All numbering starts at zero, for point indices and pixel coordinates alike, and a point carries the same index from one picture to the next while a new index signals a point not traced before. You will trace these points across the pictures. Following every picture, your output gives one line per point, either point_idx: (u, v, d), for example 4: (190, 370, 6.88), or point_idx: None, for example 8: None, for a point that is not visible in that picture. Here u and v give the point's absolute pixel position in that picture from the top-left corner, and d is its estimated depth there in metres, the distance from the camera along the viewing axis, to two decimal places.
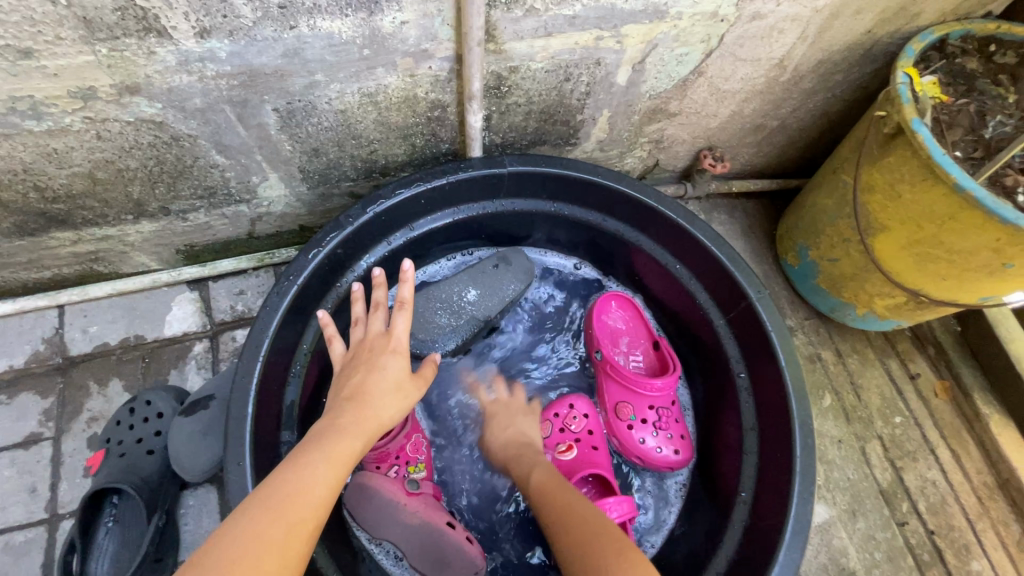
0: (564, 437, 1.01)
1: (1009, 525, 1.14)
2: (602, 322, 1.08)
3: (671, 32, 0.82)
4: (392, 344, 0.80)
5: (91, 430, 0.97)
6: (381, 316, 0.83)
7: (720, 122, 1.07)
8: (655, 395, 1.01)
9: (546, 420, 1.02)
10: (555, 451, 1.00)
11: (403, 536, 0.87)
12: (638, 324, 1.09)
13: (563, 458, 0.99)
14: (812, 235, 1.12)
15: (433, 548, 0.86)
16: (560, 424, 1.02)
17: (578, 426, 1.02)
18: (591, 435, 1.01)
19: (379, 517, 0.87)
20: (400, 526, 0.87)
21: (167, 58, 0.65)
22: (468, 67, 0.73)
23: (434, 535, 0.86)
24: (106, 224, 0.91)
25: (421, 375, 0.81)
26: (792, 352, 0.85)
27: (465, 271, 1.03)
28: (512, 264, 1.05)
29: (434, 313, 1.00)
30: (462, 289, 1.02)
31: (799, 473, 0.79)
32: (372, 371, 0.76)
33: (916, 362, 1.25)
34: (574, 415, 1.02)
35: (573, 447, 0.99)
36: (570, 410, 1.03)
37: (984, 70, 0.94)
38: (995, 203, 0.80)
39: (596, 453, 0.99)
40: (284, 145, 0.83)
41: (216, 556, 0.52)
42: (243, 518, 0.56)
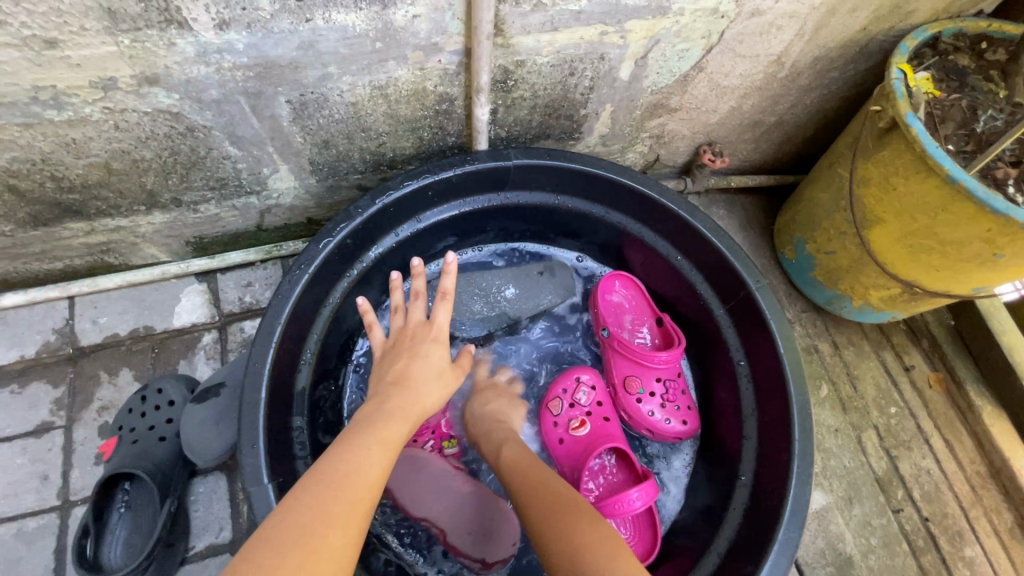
0: (576, 413, 1.03)
1: (1001, 513, 1.17)
2: (605, 300, 1.09)
3: (673, 28, 0.84)
4: (433, 333, 0.85)
5: (102, 419, 0.98)
6: (421, 305, 0.88)
7: (719, 117, 1.10)
8: (665, 369, 1.04)
9: (556, 398, 1.04)
10: (569, 427, 1.02)
11: (447, 509, 0.95)
12: (640, 300, 1.11)
13: (576, 434, 1.02)
14: (809, 228, 1.14)
15: (479, 516, 0.95)
16: (570, 399, 1.04)
17: (587, 400, 1.04)
18: (600, 407, 1.04)
19: (429, 485, 0.97)
20: (448, 496, 0.96)
21: (187, 49, 0.67)
22: (477, 60, 0.75)
23: (481, 502, 0.96)
24: (119, 215, 0.92)
25: (458, 366, 0.87)
26: (790, 340, 0.87)
27: (511, 269, 1.12)
28: (555, 275, 1.13)
29: (469, 302, 1.09)
30: (501, 285, 1.10)
31: (798, 455, 0.81)
32: (414, 358, 0.81)
33: (911, 354, 1.28)
34: (583, 388, 1.05)
35: (586, 423, 1.02)
36: (577, 384, 1.05)
37: (976, 67, 0.97)
38: (986, 194, 0.83)
39: (607, 423, 1.03)
40: (296, 137, 0.85)
41: (285, 530, 0.55)
42: (306, 495, 0.59)
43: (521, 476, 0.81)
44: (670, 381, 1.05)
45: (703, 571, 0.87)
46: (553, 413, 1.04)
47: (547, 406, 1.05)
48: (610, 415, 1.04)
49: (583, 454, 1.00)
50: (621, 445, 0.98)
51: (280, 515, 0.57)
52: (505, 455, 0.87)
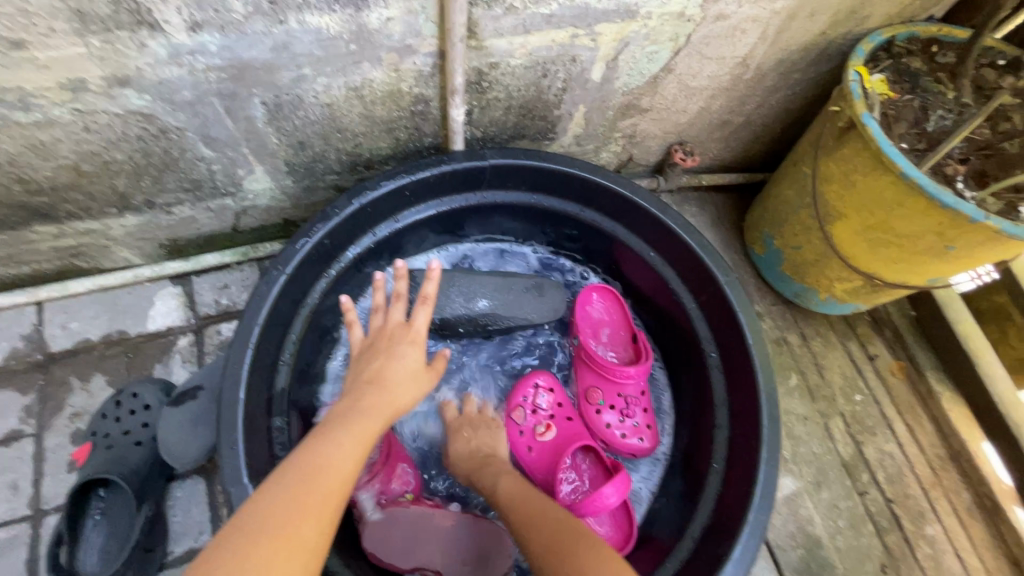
0: (539, 418, 1.05)
1: (960, 493, 1.23)
2: (583, 312, 1.11)
3: (642, 31, 0.87)
4: (411, 334, 0.85)
5: (74, 426, 0.97)
6: (401, 307, 0.88)
7: (689, 118, 1.13)
8: (632, 387, 1.06)
9: (518, 406, 1.06)
10: (534, 432, 1.04)
11: (438, 548, 0.92)
12: (620, 315, 1.12)
13: (546, 439, 1.04)
14: (777, 225, 1.19)
15: (473, 546, 0.93)
16: (531, 407, 1.06)
17: (547, 405, 1.06)
18: (562, 408, 1.07)
19: (413, 535, 0.92)
20: (436, 536, 0.93)
21: (158, 51, 0.67)
22: (451, 62, 0.77)
23: (471, 528, 0.94)
24: (89, 218, 0.91)
25: (434, 367, 0.86)
26: (758, 332, 0.91)
27: (496, 281, 1.08)
28: (544, 294, 1.10)
29: (449, 296, 1.05)
30: (484, 287, 1.07)
31: (766, 442, 0.84)
32: (390, 358, 0.81)
33: (875, 345, 1.34)
34: (541, 394, 1.07)
35: (551, 428, 1.04)
36: (535, 390, 1.07)
37: (927, 69, 1.02)
38: (936, 189, 0.87)
39: (571, 423, 1.06)
40: (271, 139, 0.85)
41: (260, 519, 0.57)
42: (280, 487, 0.60)
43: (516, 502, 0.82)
44: (640, 398, 1.06)
45: (678, 556, 0.90)
46: (517, 422, 1.05)
47: (510, 415, 1.06)
48: (574, 415, 1.07)
49: (552, 457, 1.03)
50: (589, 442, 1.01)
51: (255, 503, 0.59)
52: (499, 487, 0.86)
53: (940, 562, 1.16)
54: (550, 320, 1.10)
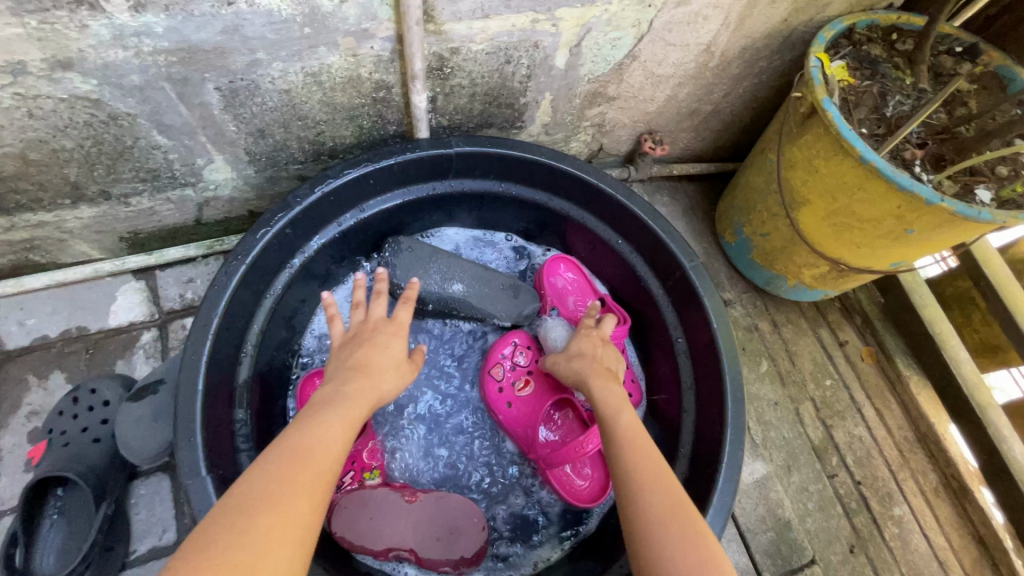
0: (517, 374, 1.06)
1: (927, 474, 1.26)
2: (551, 282, 1.13)
3: (604, 16, 0.87)
4: (394, 327, 0.84)
5: (32, 424, 0.94)
6: (382, 303, 0.86)
7: (657, 106, 1.14)
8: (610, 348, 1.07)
9: (496, 363, 1.06)
10: (513, 388, 1.05)
11: (408, 528, 0.92)
12: (585, 283, 1.14)
13: (522, 395, 1.06)
14: (745, 212, 1.20)
15: (444, 520, 0.94)
16: (510, 364, 1.07)
17: (524, 360, 1.07)
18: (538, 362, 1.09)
19: (382, 518, 0.92)
20: (406, 516, 0.93)
21: (101, 32, 0.65)
22: (409, 47, 0.76)
23: (438, 505, 0.95)
24: (42, 210, 0.88)
25: (413, 361, 0.85)
26: (723, 315, 0.91)
27: (476, 270, 1.07)
28: (519, 295, 1.09)
29: (426, 272, 1.04)
30: (463, 276, 1.06)
31: (730, 423, 0.85)
32: (373, 347, 0.80)
33: (845, 331, 1.36)
34: (519, 352, 1.08)
35: (530, 383, 1.06)
36: (512, 346, 1.08)
37: (886, 56, 1.04)
38: (893, 172, 0.89)
39: (547, 377, 1.08)
40: (229, 126, 0.83)
41: (251, 500, 0.56)
42: (270, 468, 0.60)
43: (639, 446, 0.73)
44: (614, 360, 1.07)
45: None
46: (495, 379, 1.05)
47: (488, 372, 1.06)
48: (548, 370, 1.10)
49: (532, 411, 1.04)
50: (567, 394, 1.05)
51: (245, 482, 0.59)
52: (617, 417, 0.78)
53: (907, 541, 1.18)
54: (512, 321, 1.09)
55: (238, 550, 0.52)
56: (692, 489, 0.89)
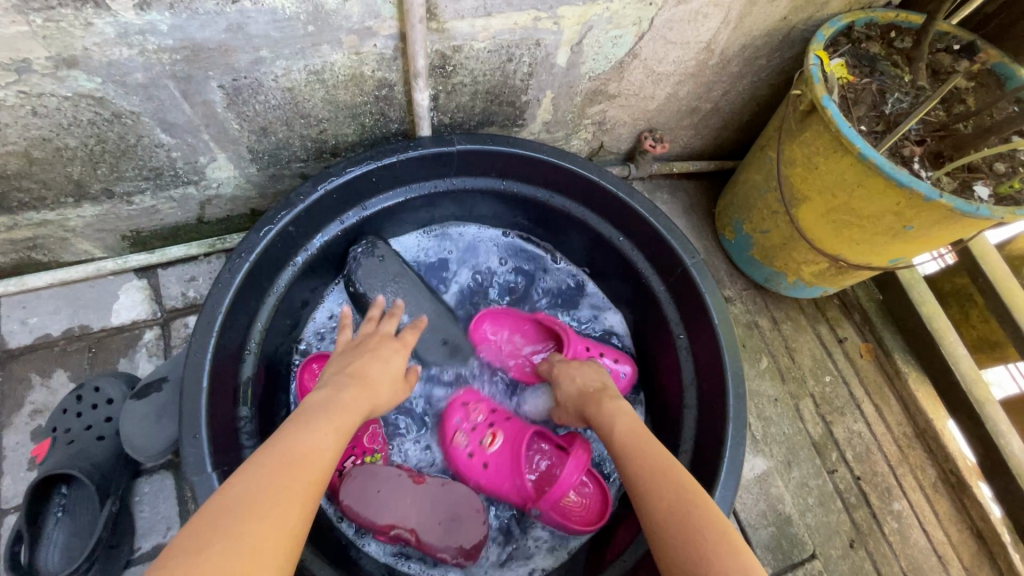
0: (481, 431, 1.00)
1: (925, 469, 1.27)
2: (483, 345, 1.11)
3: (605, 14, 0.87)
4: (400, 346, 0.88)
5: (35, 423, 0.94)
6: (393, 322, 0.91)
7: (658, 104, 1.14)
8: (579, 351, 1.05)
9: (455, 432, 1.01)
10: (481, 447, 0.99)
11: (413, 508, 0.92)
12: (512, 317, 1.13)
13: (494, 449, 0.99)
14: (745, 210, 1.21)
15: (446, 506, 0.94)
16: (468, 425, 1.01)
17: (483, 418, 1.02)
18: (496, 412, 1.03)
19: (387, 494, 0.93)
20: (410, 496, 0.93)
21: (106, 30, 0.65)
22: (412, 45, 0.76)
23: (445, 490, 0.95)
24: (44, 208, 0.88)
25: (408, 379, 0.89)
26: (724, 312, 0.92)
27: (432, 302, 1.05)
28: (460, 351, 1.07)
29: (382, 287, 1.02)
30: (419, 303, 1.03)
31: (732, 418, 0.86)
32: (372, 357, 0.82)
33: (844, 327, 1.37)
34: (472, 410, 1.02)
35: (497, 435, 1.00)
36: (464, 409, 1.03)
37: (885, 54, 1.04)
38: (893, 169, 0.89)
39: (510, 422, 1.02)
40: (232, 124, 0.84)
41: (241, 502, 0.56)
42: (261, 470, 0.60)
43: (639, 451, 0.74)
44: (589, 353, 1.06)
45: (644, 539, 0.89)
46: (461, 448, 0.99)
47: (451, 442, 1.00)
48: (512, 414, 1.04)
49: (511, 461, 0.97)
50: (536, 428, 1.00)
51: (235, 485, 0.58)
52: (617, 429, 0.79)
53: (907, 536, 1.19)
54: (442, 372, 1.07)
55: (235, 551, 0.51)
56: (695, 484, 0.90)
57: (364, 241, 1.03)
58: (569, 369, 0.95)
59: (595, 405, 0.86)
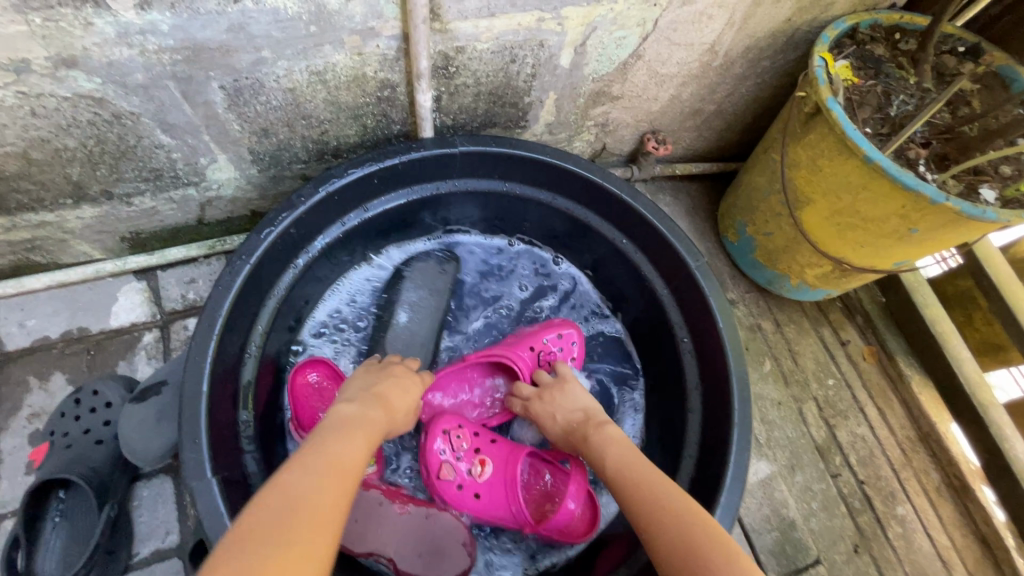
0: (469, 459, 0.98)
1: (929, 473, 1.26)
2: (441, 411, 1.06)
3: (609, 15, 0.87)
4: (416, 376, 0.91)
5: (33, 426, 0.94)
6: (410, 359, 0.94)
7: (661, 106, 1.14)
8: (525, 359, 1.03)
9: (442, 463, 0.97)
10: (471, 477, 0.97)
11: (392, 537, 0.93)
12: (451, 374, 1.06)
13: (484, 477, 0.97)
14: (748, 212, 1.20)
15: (427, 537, 0.93)
16: (454, 456, 0.98)
17: (467, 445, 0.99)
18: (479, 436, 1.01)
19: (368, 522, 0.93)
20: (392, 524, 0.93)
21: (106, 30, 0.64)
22: (415, 45, 0.75)
23: (427, 523, 0.94)
24: (43, 209, 0.87)
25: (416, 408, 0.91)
26: (728, 316, 0.91)
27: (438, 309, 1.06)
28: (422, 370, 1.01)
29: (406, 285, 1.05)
30: (428, 313, 1.04)
31: (737, 423, 0.85)
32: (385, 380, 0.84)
33: (846, 330, 1.36)
34: (457, 437, 0.99)
35: (485, 462, 0.98)
36: (448, 437, 0.99)
37: (890, 56, 1.04)
38: (898, 171, 0.89)
39: (496, 446, 1.00)
40: (232, 125, 0.83)
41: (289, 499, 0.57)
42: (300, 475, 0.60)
43: (646, 474, 0.74)
44: (535, 353, 1.04)
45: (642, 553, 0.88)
46: (450, 480, 0.96)
47: (439, 478, 0.96)
48: (495, 436, 1.02)
49: (503, 488, 0.96)
50: (526, 449, 0.99)
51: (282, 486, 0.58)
52: (607, 459, 0.79)
53: (911, 541, 1.18)
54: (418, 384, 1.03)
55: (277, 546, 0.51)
56: (700, 489, 0.89)
57: (450, 254, 1.12)
58: (545, 408, 0.94)
59: (583, 442, 0.85)
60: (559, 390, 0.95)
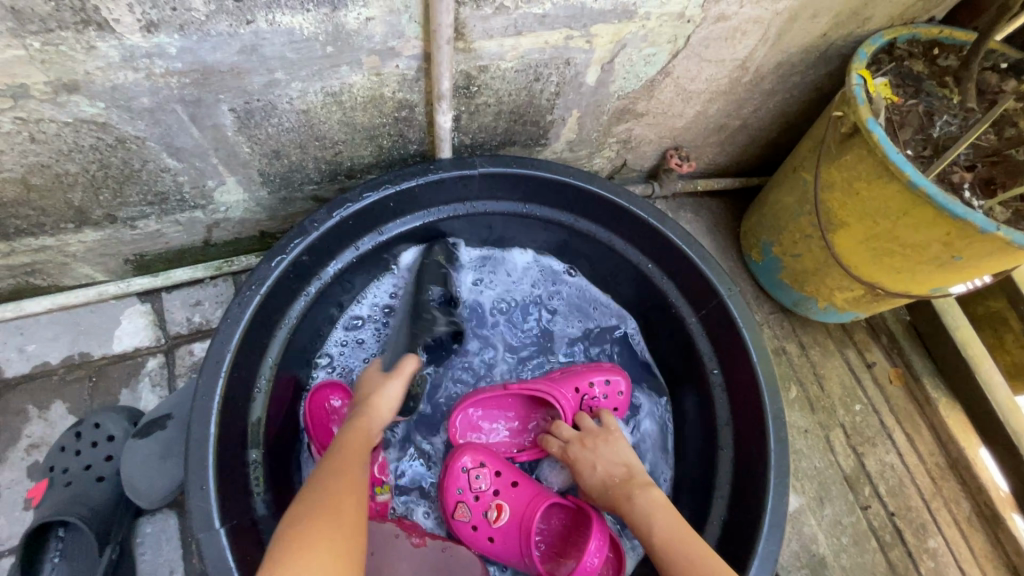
0: (486, 502, 0.94)
1: (960, 503, 1.21)
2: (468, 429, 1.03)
3: (639, 33, 0.82)
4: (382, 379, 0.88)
5: (31, 458, 0.89)
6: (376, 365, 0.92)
7: (686, 122, 1.09)
8: (568, 398, 1.00)
9: (458, 502, 0.94)
10: (486, 521, 0.94)
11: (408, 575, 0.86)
12: (484, 398, 1.02)
13: (499, 523, 0.94)
14: (774, 232, 1.15)
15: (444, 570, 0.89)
16: (472, 497, 0.95)
17: (487, 484, 0.96)
18: (501, 477, 0.97)
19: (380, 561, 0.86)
20: (405, 559, 0.87)
21: (110, 53, 0.60)
22: (437, 66, 0.71)
23: (444, 556, 0.90)
24: (43, 234, 0.83)
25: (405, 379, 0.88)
26: (763, 350, 0.87)
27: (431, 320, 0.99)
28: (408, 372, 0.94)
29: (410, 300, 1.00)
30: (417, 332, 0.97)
31: (774, 466, 0.81)
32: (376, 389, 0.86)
33: (873, 352, 1.31)
34: (477, 475, 0.96)
35: (502, 507, 0.94)
36: (466, 475, 0.95)
37: (929, 72, 0.99)
38: (945, 199, 0.84)
39: (516, 490, 0.96)
40: (242, 148, 0.79)
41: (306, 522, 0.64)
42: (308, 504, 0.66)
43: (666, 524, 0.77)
44: (579, 395, 1.01)
45: None
46: (465, 520, 0.94)
47: (453, 515, 0.94)
48: (517, 478, 0.97)
49: (517, 535, 0.92)
50: (547, 498, 0.93)
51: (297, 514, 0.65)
52: (654, 530, 0.77)
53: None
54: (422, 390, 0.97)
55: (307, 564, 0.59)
56: (732, 531, 0.85)
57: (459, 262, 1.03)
58: (585, 455, 0.91)
59: (626, 501, 0.82)
60: (601, 438, 0.92)
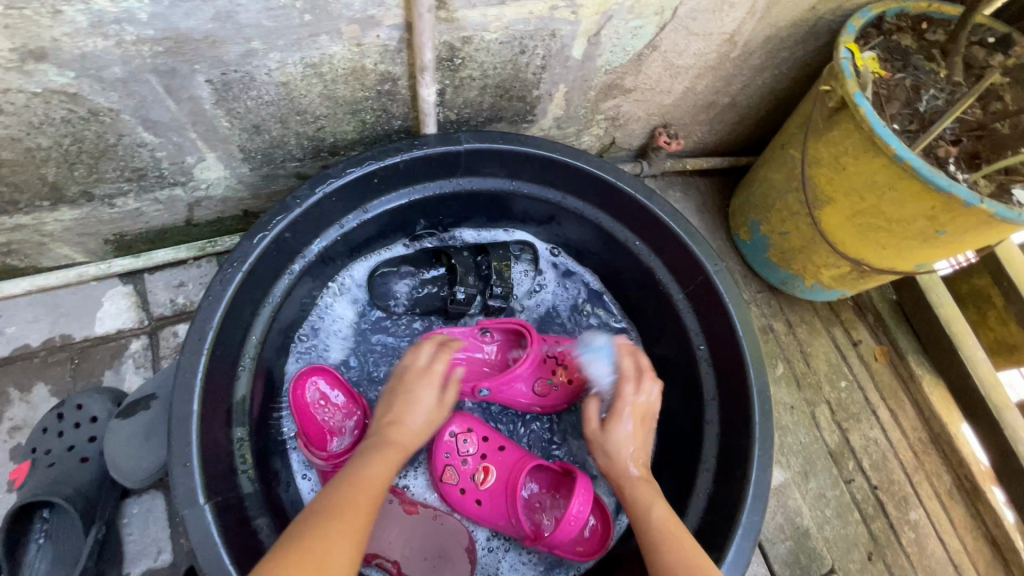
0: (474, 464, 0.95)
1: (942, 476, 1.23)
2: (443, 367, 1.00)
3: (625, 4, 0.81)
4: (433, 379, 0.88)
5: (13, 441, 0.88)
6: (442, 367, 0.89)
7: (674, 98, 1.08)
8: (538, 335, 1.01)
9: (446, 465, 0.95)
10: (474, 483, 0.94)
11: (399, 539, 0.92)
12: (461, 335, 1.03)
13: (486, 485, 0.94)
14: (763, 210, 1.15)
15: (433, 541, 0.92)
16: (458, 461, 0.95)
17: (474, 449, 0.96)
18: (488, 442, 0.97)
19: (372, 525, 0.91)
20: (397, 525, 0.92)
21: (77, 19, 0.58)
22: (419, 36, 0.69)
23: (436, 524, 0.93)
24: (18, 212, 0.81)
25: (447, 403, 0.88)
26: (748, 325, 0.87)
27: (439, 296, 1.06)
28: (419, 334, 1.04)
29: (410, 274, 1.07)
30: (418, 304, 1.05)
31: (757, 439, 0.82)
32: (410, 398, 0.85)
33: (859, 330, 1.32)
34: (465, 439, 0.96)
35: (490, 469, 0.94)
36: (453, 440, 0.96)
37: (917, 47, 0.99)
38: (930, 172, 0.84)
39: (504, 453, 0.96)
40: (221, 122, 0.77)
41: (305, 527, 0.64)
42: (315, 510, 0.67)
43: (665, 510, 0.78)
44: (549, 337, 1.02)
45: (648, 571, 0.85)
46: (453, 483, 0.95)
47: (441, 478, 0.95)
48: (505, 442, 0.98)
49: (504, 496, 0.93)
50: (533, 459, 0.94)
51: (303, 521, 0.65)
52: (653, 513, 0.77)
53: (924, 545, 1.16)
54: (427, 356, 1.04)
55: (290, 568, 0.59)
56: (716, 504, 0.86)
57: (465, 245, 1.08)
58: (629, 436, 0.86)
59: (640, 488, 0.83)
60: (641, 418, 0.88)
